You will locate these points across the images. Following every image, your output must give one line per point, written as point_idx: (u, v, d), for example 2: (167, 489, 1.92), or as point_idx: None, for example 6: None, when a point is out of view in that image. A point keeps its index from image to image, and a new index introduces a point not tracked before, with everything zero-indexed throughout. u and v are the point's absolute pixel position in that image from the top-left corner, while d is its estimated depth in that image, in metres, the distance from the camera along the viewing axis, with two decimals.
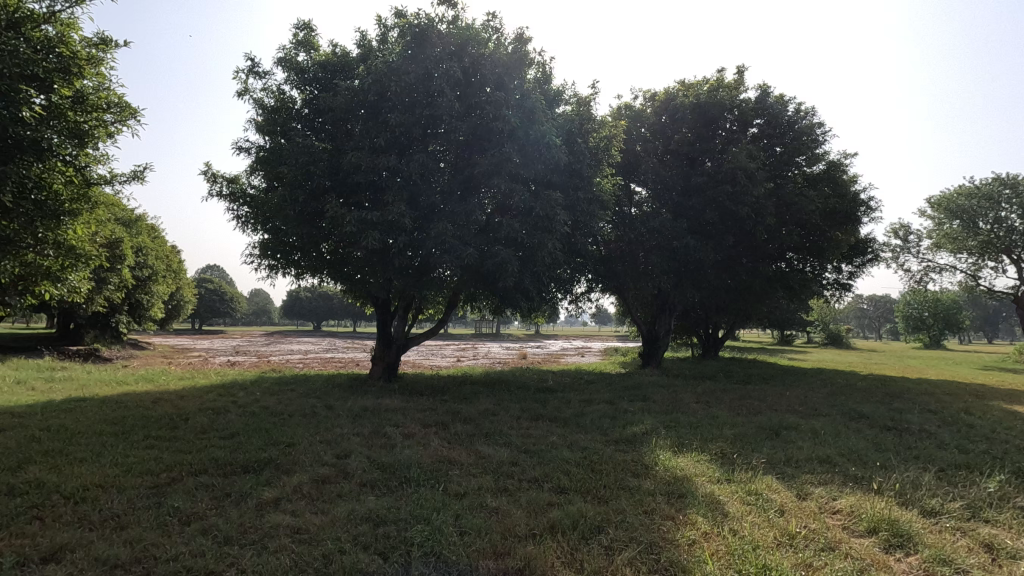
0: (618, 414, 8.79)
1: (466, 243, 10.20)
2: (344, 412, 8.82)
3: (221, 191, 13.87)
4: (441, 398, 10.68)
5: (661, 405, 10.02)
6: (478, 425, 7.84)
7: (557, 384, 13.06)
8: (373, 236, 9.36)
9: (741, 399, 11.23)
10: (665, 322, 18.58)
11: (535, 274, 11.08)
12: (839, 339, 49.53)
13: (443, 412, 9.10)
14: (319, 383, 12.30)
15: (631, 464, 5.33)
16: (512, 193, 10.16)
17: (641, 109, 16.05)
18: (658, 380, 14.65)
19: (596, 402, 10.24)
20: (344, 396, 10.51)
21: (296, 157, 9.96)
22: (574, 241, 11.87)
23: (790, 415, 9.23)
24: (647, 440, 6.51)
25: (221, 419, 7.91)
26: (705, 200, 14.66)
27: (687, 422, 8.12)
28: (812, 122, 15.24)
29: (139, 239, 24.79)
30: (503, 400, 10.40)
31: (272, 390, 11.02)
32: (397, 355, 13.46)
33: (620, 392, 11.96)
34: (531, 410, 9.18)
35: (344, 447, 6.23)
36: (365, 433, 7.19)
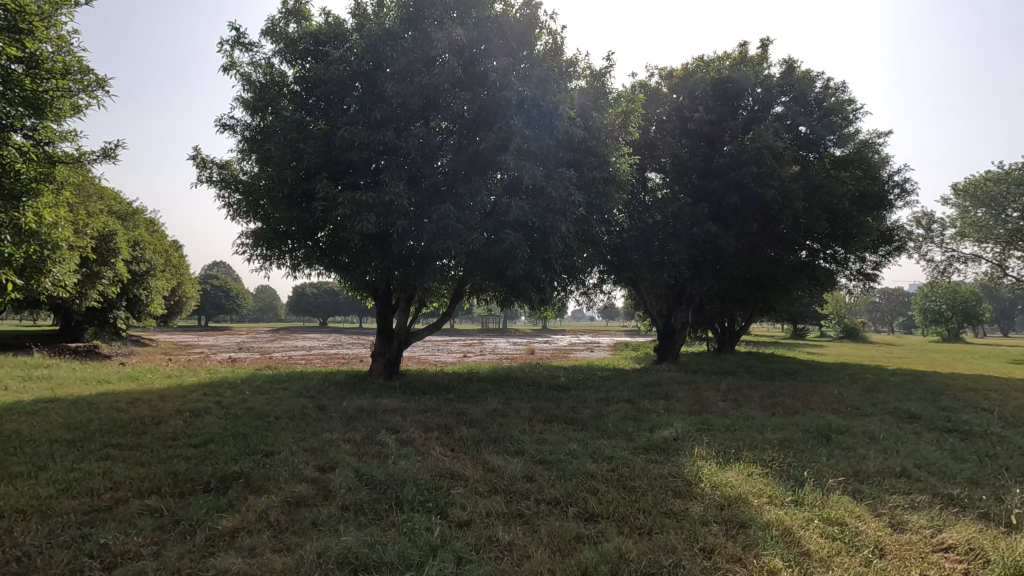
0: (641, 415, 7.90)
1: (471, 227, 9.32)
2: (337, 414, 7.97)
3: (211, 177, 13.02)
4: (445, 398, 9.81)
5: (686, 404, 9.11)
6: (486, 429, 6.96)
7: (570, 381, 12.17)
8: (370, 220, 8.49)
9: (772, 398, 10.28)
10: (683, 315, 17.64)
11: (546, 262, 10.19)
12: (855, 333, 48.34)
13: (448, 412, 8.24)
14: (314, 381, 11.47)
15: (670, 480, 4.44)
16: (522, 172, 9.26)
17: (657, 87, 15.05)
18: (677, 377, 13.73)
19: (614, 401, 9.34)
20: (340, 395, 9.69)
21: (284, 135, 9.07)
22: (589, 226, 10.96)
23: (833, 416, 8.28)
24: (681, 448, 5.60)
25: (198, 422, 7.07)
26: (727, 183, 13.67)
27: (721, 424, 7.20)
28: (842, 99, 14.20)
29: (134, 233, 24.04)
30: (512, 400, 9.53)
31: (263, 389, 10.19)
32: (398, 351, 12.62)
33: (639, 389, 11.08)
34: (545, 411, 8.30)
35: (330, 457, 5.36)
36: (357, 439, 6.33)
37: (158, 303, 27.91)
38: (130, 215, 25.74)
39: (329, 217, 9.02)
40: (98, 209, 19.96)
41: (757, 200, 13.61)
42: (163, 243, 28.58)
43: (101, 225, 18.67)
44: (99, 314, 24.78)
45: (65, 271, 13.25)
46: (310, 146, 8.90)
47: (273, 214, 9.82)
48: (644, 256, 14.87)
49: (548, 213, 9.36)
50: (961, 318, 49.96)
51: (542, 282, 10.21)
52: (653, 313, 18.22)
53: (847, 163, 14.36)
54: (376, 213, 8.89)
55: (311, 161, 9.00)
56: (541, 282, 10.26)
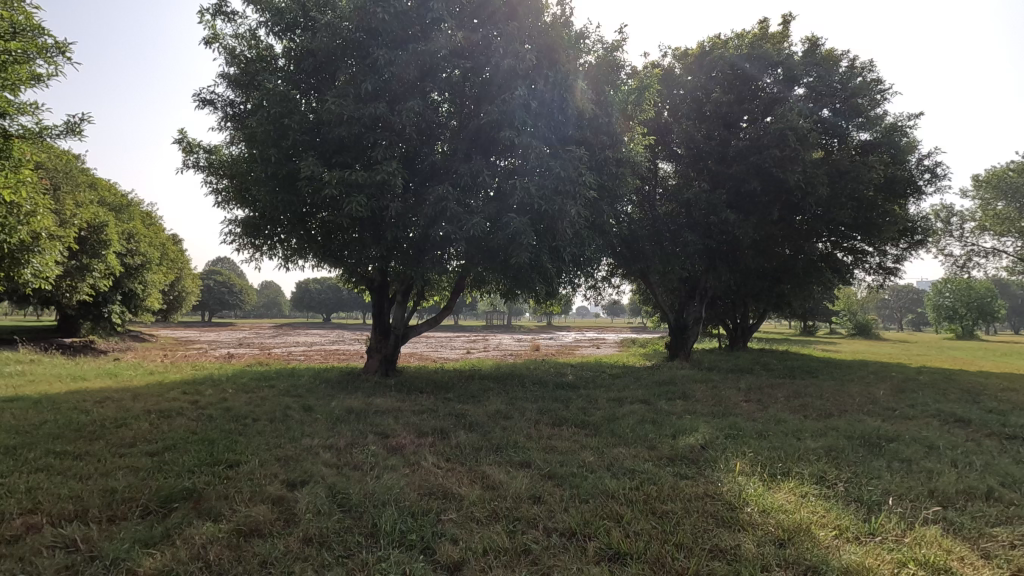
0: (661, 419, 7.09)
1: (472, 211, 8.52)
2: (324, 416, 7.18)
3: (198, 162, 12.25)
4: (444, 397, 9.05)
5: (708, 406, 8.29)
6: (487, 434, 6.17)
7: (578, 379, 11.36)
8: (359, 201, 7.71)
9: (799, 398, 9.45)
10: (697, 310, 16.74)
11: (554, 250, 9.38)
12: (867, 330, 47.20)
13: (445, 415, 7.46)
14: (305, 378, 10.70)
15: (708, 503, 3.66)
16: (527, 152, 8.47)
17: (670, 68, 14.17)
18: (692, 375, 12.91)
19: (629, 402, 8.53)
20: (329, 394, 8.93)
21: (267, 110, 8.29)
22: (599, 212, 10.16)
23: (873, 420, 7.43)
24: (715, 459, 4.81)
25: (163, 425, 6.29)
26: (747, 169, 12.81)
27: (751, 429, 6.38)
28: (869, 79, 13.23)
29: (128, 226, 23.34)
30: (517, 400, 8.76)
31: (247, 387, 9.43)
32: (396, 346, 11.85)
33: (653, 388, 10.26)
34: (553, 413, 7.50)
35: (304, 471, 4.59)
36: (341, 446, 5.54)
37: (156, 297, 27.28)
38: (124, 208, 25.04)
39: (317, 200, 8.24)
40: (88, 200, 19.25)
41: (778, 187, 12.76)
42: (159, 236, 27.89)
43: (91, 215, 18.00)
44: (94, 309, 24.12)
45: (45, 262, 12.53)
46: (295, 121, 8.11)
47: (258, 197, 9.04)
48: (657, 247, 14.03)
49: (555, 195, 8.58)
50: (977, 315, 48.75)
51: (549, 272, 9.43)
52: (664, 308, 17.32)
53: (875, 147, 13.45)
54: (368, 195, 8.11)
55: (297, 138, 8.22)
56: (548, 272, 9.48)
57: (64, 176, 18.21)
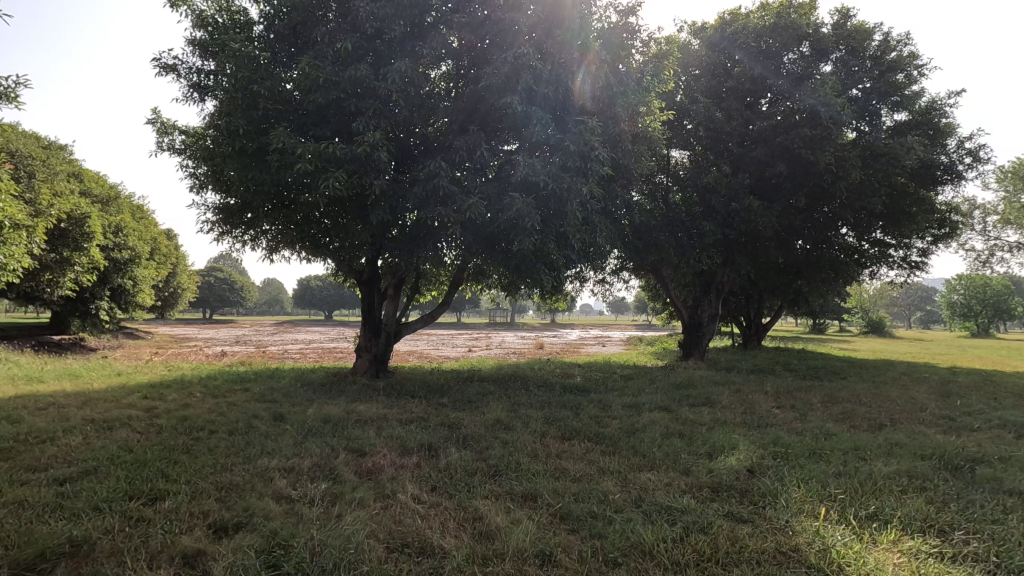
0: (689, 432, 6.04)
1: (468, 190, 7.48)
2: (295, 426, 6.18)
3: (173, 144, 11.23)
4: (438, 403, 8.03)
5: (739, 415, 7.23)
6: (484, 453, 5.13)
7: (587, 381, 10.34)
8: (339, 178, 6.67)
9: (838, 405, 8.38)
10: (714, 306, 15.65)
11: (562, 237, 8.34)
12: (880, 328, 45.89)
13: (437, 425, 6.45)
14: (286, 380, 9.68)
15: (787, 569, 2.63)
16: (532, 123, 7.43)
17: (688, 42, 13.05)
18: (713, 378, 11.84)
19: (648, 410, 7.49)
20: (308, 399, 7.92)
21: (234, 75, 7.25)
22: (612, 195, 9.12)
23: (935, 433, 6.36)
24: (774, 493, 3.76)
25: (97, 440, 5.25)
26: (772, 152, 11.71)
27: (797, 445, 5.35)
28: (905, 54, 12.05)
29: (116, 218, 22.34)
30: (520, 406, 7.74)
31: (218, 391, 8.42)
32: (387, 344, 10.80)
33: (672, 393, 9.21)
34: (561, 424, 6.49)
35: (244, 509, 3.55)
36: (303, 469, 4.51)
37: (148, 294, 26.33)
38: (112, 200, 24.02)
39: (290, 178, 7.20)
40: (68, 190, 18.23)
41: (806, 171, 11.67)
42: (150, 230, 26.86)
43: (70, 206, 17.01)
44: (81, 305, 23.12)
45: (11, 254, 11.54)
46: (265, 87, 7.06)
47: (227, 175, 8.00)
48: (673, 238, 12.96)
49: (563, 173, 7.55)
50: (992, 313, 47.40)
51: (556, 262, 8.41)
52: (678, 303, 16.22)
53: (911, 129, 12.30)
54: (349, 171, 7.07)
55: (269, 107, 7.17)
56: (555, 262, 8.46)
57: (41, 165, 17.20)
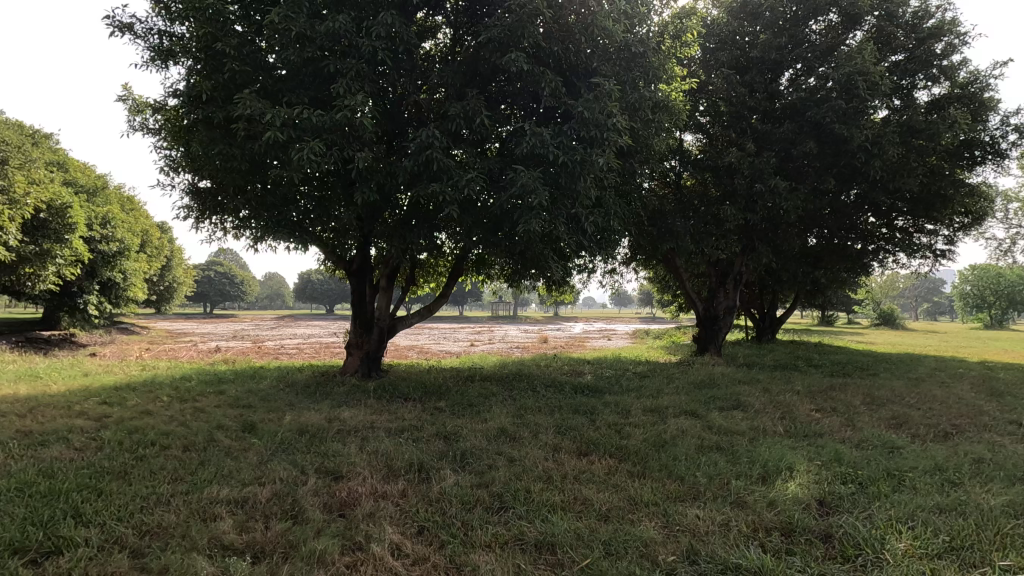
0: (728, 445, 5.11)
1: (467, 165, 6.53)
2: (265, 440, 5.27)
3: (145, 124, 10.24)
4: (435, 408, 7.11)
5: (779, 422, 6.30)
6: (486, 476, 4.22)
7: (600, 380, 9.43)
8: (316, 148, 5.73)
9: (883, 408, 7.44)
10: (731, 297, 14.70)
11: (574, 219, 7.40)
12: (893, 320, 44.73)
13: (431, 437, 5.53)
14: (268, 381, 8.77)
15: None
16: (541, 88, 6.48)
17: (706, 11, 12.02)
18: (734, 375, 10.92)
19: (673, 416, 6.56)
20: (288, 405, 7.02)
21: (196, 31, 6.30)
22: (628, 174, 8.18)
23: (1015, 445, 5.40)
24: (869, 545, 2.85)
25: (16, 461, 4.33)
26: (800, 130, 10.73)
27: (864, 464, 4.42)
28: (947, 20, 10.97)
29: (102, 209, 21.37)
30: (527, 412, 6.84)
31: (189, 395, 7.53)
32: (380, 341, 9.89)
33: (696, 394, 8.28)
34: (575, 435, 5.57)
35: (162, 570, 2.65)
36: (258, 502, 3.60)
37: (139, 287, 25.43)
38: (98, 191, 23.02)
39: (261, 152, 6.24)
40: (47, 178, 17.19)
41: (838, 151, 10.70)
42: (140, 222, 25.87)
43: (48, 194, 16.01)
44: (68, 300, 22.19)
45: None
46: (231, 45, 6.09)
47: (193, 149, 7.03)
48: (690, 224, 11.99)
49: (576, 145, 6.63)
50: (1006, 303, 46.14)
51: (566, 248, 7.49)
52: (692, 295, 15.23)
53: (951, 103, 11.26)
54: (329, 142, 6.12)
55: (235, 69, 6.21)
56: (565, 249, 7.53)
57: (16, 150, 16.16)
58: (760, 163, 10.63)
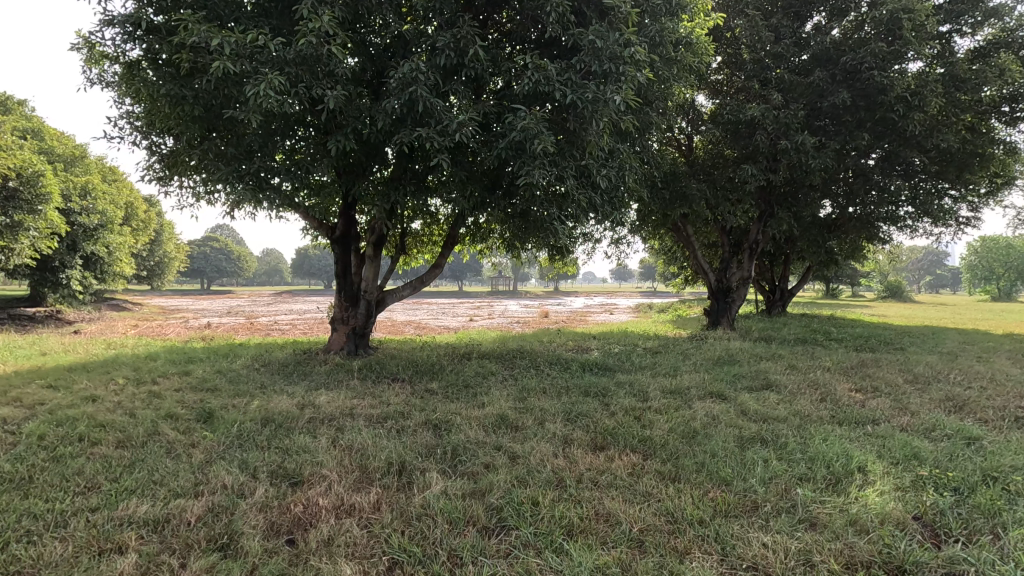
0: (772, 435, 4.28)
1: (460, 107, 5.54)
2: (220, 432, 4.43)
3: (100, 76, 9.10)
4: (426, 390, 6.28)
5: (822, 406, 5.45)
6: (482, 481, 3.38)
7: (610, 357, 8.61)
8: (278, 81, 4.74)
9: (931, 387, 6.61)
10: (746, 268, 13.65)
11: (585, 175, 6.46)
12: (900, 293, 43.84)
13: (419, 428, 4.70)
14: (243, 360, 7.91)
15: None
16: (548, 13, 5.47)
17: None
18: (753, 350, 10.12)
19: (698, 399, 5.71)
20: (260, 388, 6.18)
21: None
22: (644, 125, 7.19)
23: None
24: None
25: None
26: (831, 79, 9.68)
27: (950, 463, 3.59)
28: None
29: (81, 178, 20.18)
30: (530, 395, 6.00)
31: (150, 376, 6.69)
32: (368, 315, 8.99)
33: (718, 373, 7.46)
34: (587, 424, 4.73)
35: None
36: (184, 523, 2.76)
37: (125, 262, 24.49)
38: (76, 160, 21.77)
39: (215, 91, 5.24)
40: (16, 144, 15.76)
41: (872, 104, 9.68)
42: (124, 193, 24.74)
43: (15, 160, 14.58)
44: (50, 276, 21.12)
45: None
46: None
47: (139, 93, 6.01)
48: (706, 188, 11.00)
49: (586, 83, 5.65)
50: (1016, 274, 45.10)
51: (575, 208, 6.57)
52: (703, 265, 14.27)
53: (998, 50, 10.19)
54: (296, 78, 5.12)
55: None
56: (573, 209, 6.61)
57: None
58: (787, 116, 9.61)
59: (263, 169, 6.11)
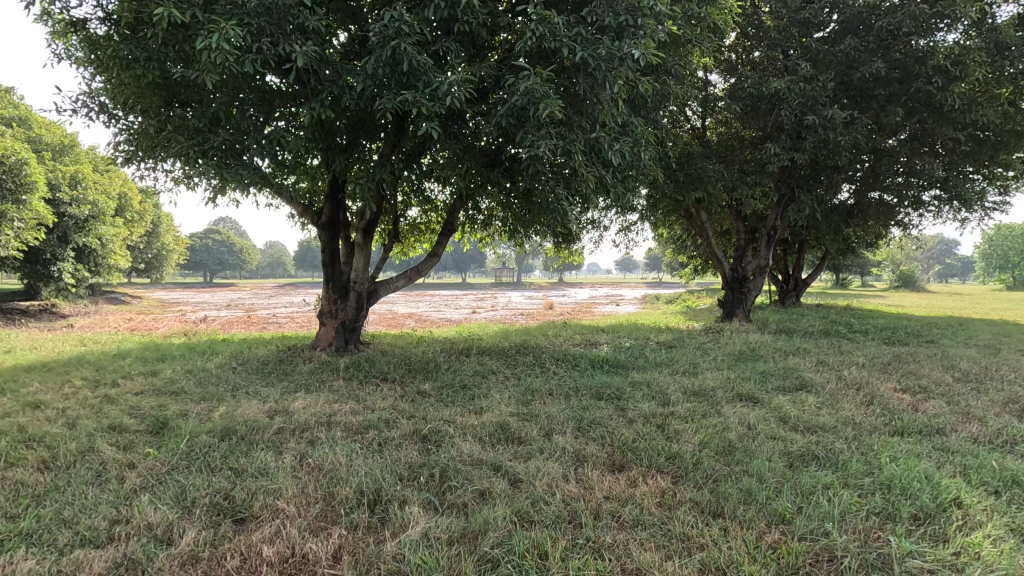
0: (825, 451, 3.56)
1: (452, 68, 4.81)
2: (168, 448, 3.73)
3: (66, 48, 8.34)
4: (418, 392, 5.59)
5: (872, 411, 4.73)
6: (477, 518, 2.70)
7: (622, 353, 7.91)
8: (235, 32, 4.01)
9: (986, 387, 5.87)
10: (764, 256, 12.89)
11: (596, 149, 5.72)
12: (914, 282, 42.80)
13: (404, 442, 4.00)
14: (220, 358, 7.22)
15: None
16: None
17: None
18: (775, 344, 9.37)
19: (727, 403, 5.00)
20: (231, 391, 5.49)
21: None
22: (661, 94, 6.42)
23: None
24: None
25: None
26: (863, 49, 8.88)
27: None
28: None
29: (69, 167, 19.49)
30: (535, 398, 5.29)
31: (113, 377, 6.01)
32: (358, 309, 8.27)
33: (743, 371, 6.74)
34: (603, 436, 4.02)
35: None
36: None
37: (119, 253, 23.84)
38: (66, 149, 21.07)
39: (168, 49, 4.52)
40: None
41: (908, 76, 8.86)
42: (118, 183, 24.04)
43: None
44: (40, 268, 20.44)
45: None
46: None
47: (89, 55, 5.27)
48: (723, 169, 10.21)
49: (599, 39, 4.93)
50: None
51: (584, 187, 5.84)
52: (717, 253, 13.50)
53: None
54: (260, 33, 4.39)
55: None
56: (582, 189, 5.88)
57: None
58: (814, 89, 8.81)
59: (232, 144, 5.40)
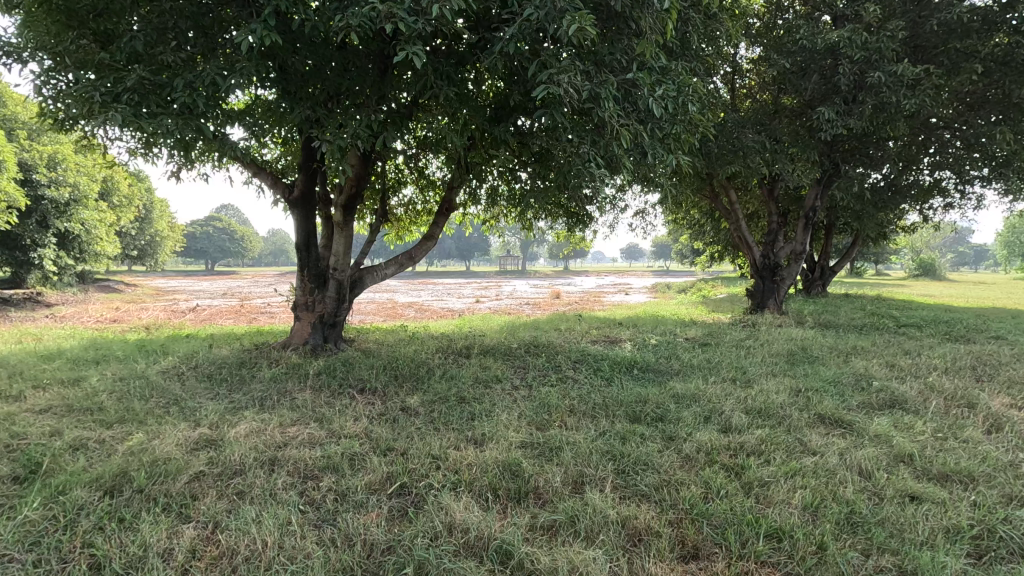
0: (1012, 530, 2.34)
1: None
2: (15, 512, 2.50)
3: None
4: (402, 409, 4.36)
5: (1014, 445, 3.46)
6: None
7: (650, 353, 6.65)
8: None
9: None
10: (800, 241, 11.58)
11: (633, 95, 4.42)
12: (934, 271, 41.24)
13: (369, 498, 2.78)
14: (169, 359, 5.98)
15: None
16: None
17: None
18: (825, 341, 8.09)
19: (811, 430, 3.75)
20: (163, 408, 4.25)
21: None
22: (710, 31, 5.11)
23: None
24: None
25: None
26: None
27: None
28: None
29: (47, 146, 18.13)
30: (554, 420, 4.05)
31: (20, 386, 4.78)
32: (339, 299, 7.02)
33: (806, 378, 5.48)
34: (658, 494, 2.76)
35: None
36: None
37: (106, 239, 22.59)
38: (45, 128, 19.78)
39: None
40: None
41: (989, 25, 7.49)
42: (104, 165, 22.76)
43: None
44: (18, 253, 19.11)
45: None
46: None
47: None
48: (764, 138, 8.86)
49: None
50: None
51: (615, 147, 4.57)
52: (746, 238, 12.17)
53: None
54: None
55: None
56: (613, 149, 4.61)
57: None
58: (879, 41, 7.46)
59: (155, 84, 4.12)
